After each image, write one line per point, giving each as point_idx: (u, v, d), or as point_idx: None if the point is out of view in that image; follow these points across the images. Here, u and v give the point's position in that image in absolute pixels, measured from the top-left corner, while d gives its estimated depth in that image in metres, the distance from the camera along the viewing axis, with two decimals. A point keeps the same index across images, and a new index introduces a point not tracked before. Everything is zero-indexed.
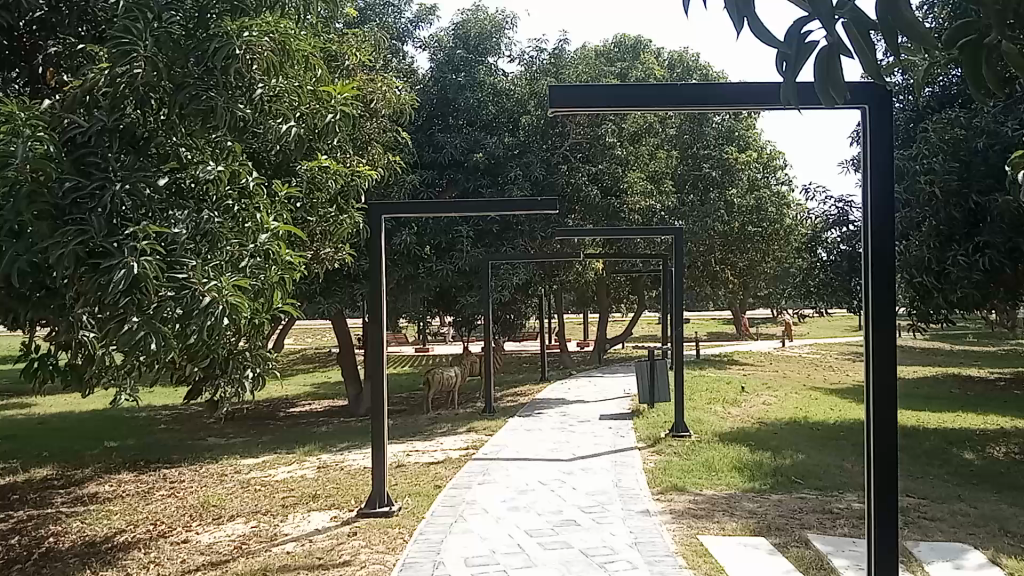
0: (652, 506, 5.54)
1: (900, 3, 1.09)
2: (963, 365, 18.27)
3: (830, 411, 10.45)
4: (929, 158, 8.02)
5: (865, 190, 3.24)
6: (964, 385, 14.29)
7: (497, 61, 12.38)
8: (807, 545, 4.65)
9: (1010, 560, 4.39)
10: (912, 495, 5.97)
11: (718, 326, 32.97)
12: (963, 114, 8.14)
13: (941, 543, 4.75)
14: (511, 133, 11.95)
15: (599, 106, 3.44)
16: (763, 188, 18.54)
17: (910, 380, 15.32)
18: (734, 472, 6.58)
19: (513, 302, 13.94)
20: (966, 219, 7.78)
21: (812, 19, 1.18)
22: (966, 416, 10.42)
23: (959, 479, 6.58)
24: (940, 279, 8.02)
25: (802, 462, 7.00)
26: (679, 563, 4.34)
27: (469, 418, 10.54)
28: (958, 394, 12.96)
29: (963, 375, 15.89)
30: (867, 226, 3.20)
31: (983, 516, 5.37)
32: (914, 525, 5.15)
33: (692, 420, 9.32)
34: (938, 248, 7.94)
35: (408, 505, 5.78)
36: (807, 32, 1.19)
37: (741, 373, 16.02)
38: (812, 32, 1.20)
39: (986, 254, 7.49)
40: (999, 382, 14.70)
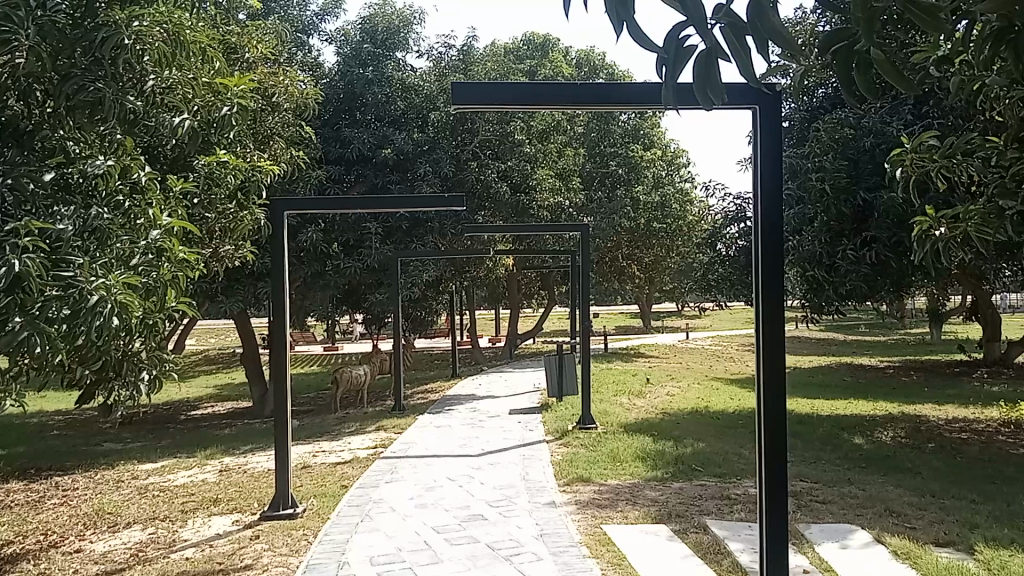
0: (558, 497, 5.63)
1: (769, 12, 1.13)
2: (856, 353, 19.15)
3: (729, 400, 10.82)
4: (820, 157, 8.40)
5: (756, 190, 3.34)
6: (855, 373, 15.00)
7: (405, 56, 12.25)
8: (705, 530, 4.81)
9: (891, 538, 4.64)
10: (805, 479, 6.25)
11: (626, 321, 33.65)
12: (852, 114, 8.50)
13: (830, 524, 4.98)
14: (420, 129, 11.90)
15: (496, 103, 3.46)
16: (667, 185, 18.94)
17: (806, 369, 15.93)
18: (638, 461, 6.74)
19: (423, 300, 13.87)
20: (854, 214, 8.16)
21: (689, 24, 1.19)
22: (857, 402, 10.93)
23: (848, 463, 6.92)
24: (831, 272, 8.37)
25: (703, 450, 7.22)
26: (582, 552, 4.41)
27: (378, 417, 10.47)
28: (849, 382, 13.62)
29: (855, 364, 16.64)
30: (757, 224, 3.31)
31: (869, 497, 5.66)
32: (807, 508, 5.38)
33: (599, 412, 9.48)
34: (829, 242, 8.28)
35: (313, 506, 5.70)
36: (685, 36, 1.21)
37: (647, 365, 16.37)
38: (691, 36, 1.21)
39: (874, 248, 7.89)
40: (887, 370, 15.49)
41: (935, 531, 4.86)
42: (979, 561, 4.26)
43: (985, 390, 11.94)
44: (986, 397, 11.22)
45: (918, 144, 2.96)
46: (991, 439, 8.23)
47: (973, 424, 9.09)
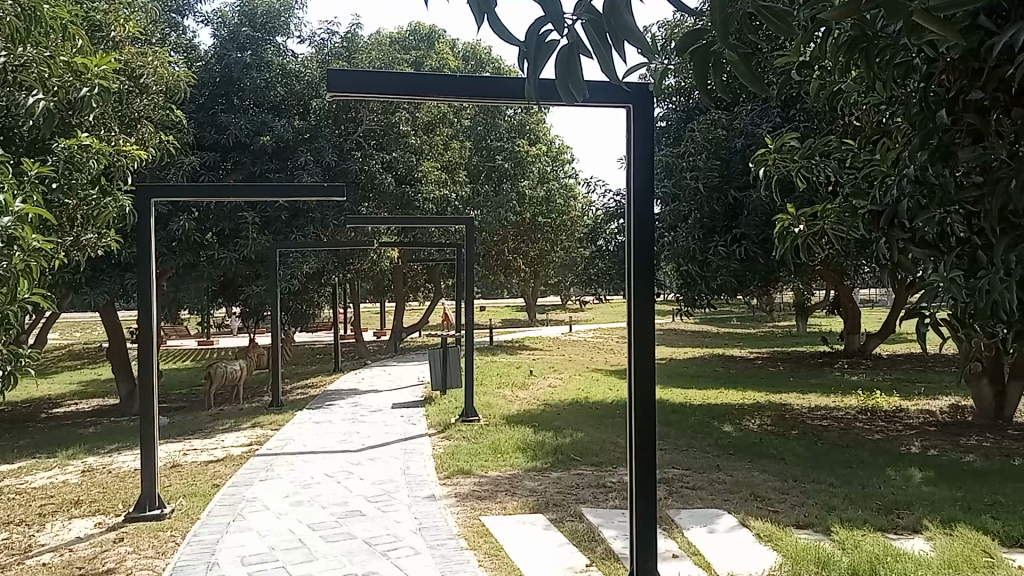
0: (438, 490, 5.63)
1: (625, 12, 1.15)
2: (727, 345, 19.98)
3: (608, 391, 11.09)
4: (694, 157, 8.75)
5: (628, 186, 3.42)
6: (727, 364, 15.63)
7: (286, 41, 11.92)
8: (580, 518, 4.92)
9: (755, 521, 4.87)
10: (677, 466, 6.48)
11: (513, 315, 33.91)
12: (724, 116, 8.88)
13: (699, 509, 5.17)
14: (301, 116, 11.60)
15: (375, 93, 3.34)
16: (552, 180, 19.15)
17: (682, 361, 16.48)
18: (518, 452, 6.82)
19: (304, 292, 13.56)
20: (726, 212, 8.51)
21: (549, 21, 1.20)
22: (728, 392, 11.41)
23: (718, 450, 7.22)
24: (703, 267, 8.72)
25: (581, 440, 7.38)
26: (459, 545, 4.43)
27: (254, 413, 10.18)
28: (721, 372, 14.20)
29: (727, 356, 17.35)
30: (631, 219, 3.39)
31: (736, 482, 5.93)
32: (678, 494, 5.58)
33: (481, 405, 9.53)
34: (702, 238, 8.61)
35: (182, 507, 5.48)
36: (545, 33, 1.22)
37: (531, 357, 16.56)
38: (551, 33, 1.22)
39: (742, 244, 8.25)
40: (756, 360, 16.23)
41: (796, 513, 5.13)
42: (835, 541, 4.53)
43: (845, 379, 12.68)
44: (845, 385, 11.94)
45: (779, 146, 3.13)
46: (848, 425, 8.76)
47: (833, 411, 9.66)
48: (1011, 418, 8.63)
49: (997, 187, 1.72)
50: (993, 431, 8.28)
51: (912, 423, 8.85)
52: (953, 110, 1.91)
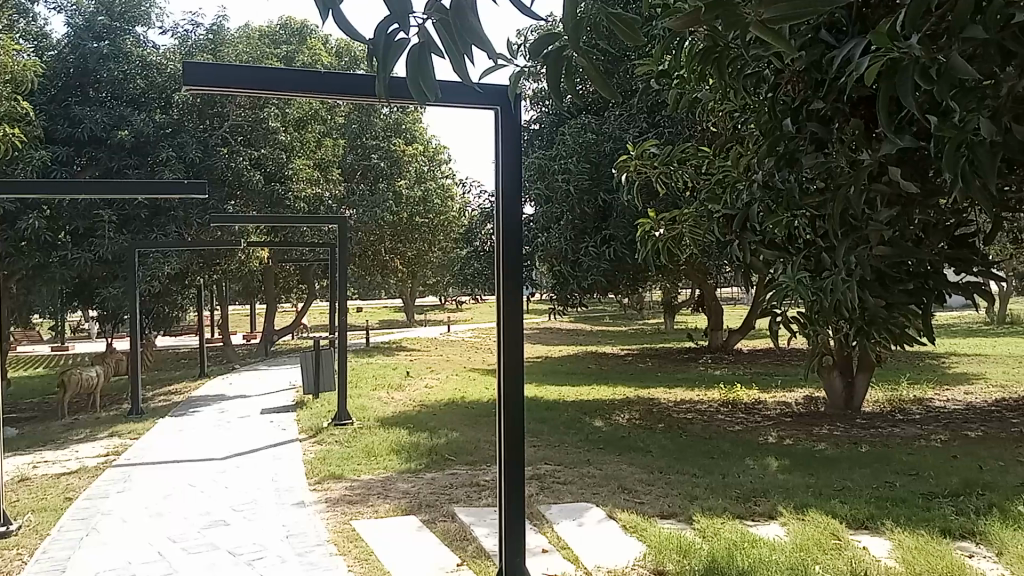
0: (307, 496, 5.51)
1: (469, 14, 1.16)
2: (599, 343, 20.48)
3: (483, 390, 11.14)
4: (565, 159, 8.93)
5: (496, 186, 3.44)
6: (599, 361, 16.04)
7: (147, 32, 11.36)
8: (453, 518, 4.93)
9: (622, 513, 5.02)
10: (549, 463, 6.59)
11: (389, 314, 33.57)
12: (594, 120, 9.11)
13: (569, 504, 5.28)
14: (163, 110, 11.08)
15: (234, 87, 3.18)
16: (428, 180, 19.05)
17: (556, 359, 16.78)
18: (392, 455, 6.76)
19: (168, 294, 12.96)
20: (596, 214, 8.75)
21: (395, 20, 1.20)
22: (599, 388, 11.69)
23: (589, 445, 7.39)
24: (575, 267, 8.93)
25: (455, 440, 7.39)
26: (328, 551, 4.36)
27: (112, 422, 9.65)
28: (593, 369, 14.54)
29: (599, 353, 17.79)
30: (500, 219, 3.41)
31: (605, 476, 6.09)
32: (549, 490, 5.67)
33: (355, 407, 9.39)
34: (573, 239, 8.83)
35: (29, 523, 5.13)
36: (393, 32, 1.21)
37: (407, 358, 16.45)
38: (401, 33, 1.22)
39: (612, 245, 8.50)
40: (627, 357, 16.71)
41: (660, 504, 5.32)
42: (696, 530, 4.73)
43: (709, 374, 13.22)
44: (709, 379, 12.48)
45: (641, 150, 3.22)
46: (711, 418, 9.14)
47: (697, 405, 10.05)
48: (858, 408, 9.23)
49: (838, 193, 1.86)
50: (842, 420, 8.85)
51: (769, 414, 9.34)
52: (798, 119, 2.04)
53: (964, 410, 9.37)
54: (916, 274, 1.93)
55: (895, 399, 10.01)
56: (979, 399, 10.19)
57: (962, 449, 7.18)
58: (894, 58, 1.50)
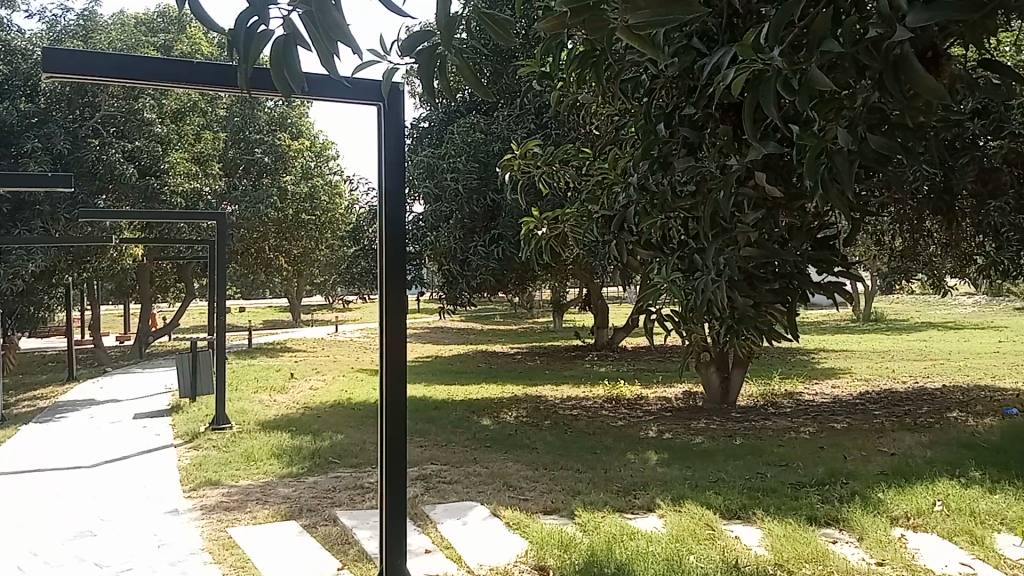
0: (182, 504, 5.30)
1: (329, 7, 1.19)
2: (489, 342, 20.58)
3: (370, 390, 11.02)
4: (453, 158, 8.94)
5: (380, 185, 3.39)
6: (488, 360, 16.11)
7: (12, 15, 11.00)
8: (334, 521, 4.86)
9: (506, 510, 5.06)
10: (435, 462, 6.58)
11: (275, 314, 32.76)
12: (482, 119, 9.10)
13: (454, 503, 5.28)
14: (27, 98, 10.43)
15: (100, 76, 2.95)
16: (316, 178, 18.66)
17: (445, 358, 16.75)
18: (273, 459, 6.60)
19: (32, 293, 12.22)
20: (484, 214, 8.83)
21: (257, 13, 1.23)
22: (488, 386, 11.76)
23: (476, 444, 7.42)
24: (463, 266, 8.98)
25: (340, 442, 7.27)
26: (203, 559, 4.22)
27: None
28: (482, 368, 14.61)
29: (488, 352, 17.88)
30: (383, 218, 3.36)
31: (490, 474, 6.12)
32: (434, 490, 5.66)
33: (236, 411, 9.10)
34: (462, 238, 8.87)
35: None
36: (256, 24, 1.25)
37: (292, 359, 16.07)
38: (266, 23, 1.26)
39: (501, 245, 8.66)
40: (516, 356, 16.85)
41: (544, 500, 5.39)
42: (577, 524, 4.81)
43: (595, 371, 13.49)
44: (595, 376, 12.74)
45: (525, 150, 3.23)
46: (596, 414, 9.33)
47: (583, 401, 10.25)
48: (733, 402, 9.61)
49: (709, 196, 1.93)
50: (718, 415, 9.20)
51: (651, 409, 9.62)
52: (671, 124, 2.11)
53: (830, 403, 9.90)
54: (784, 273, 2.02)
55: (768, 394, 10.49)
56: (843, 392, 10.79)
57: (829, 440, 7.58)
58: (761, 70, 1.57)
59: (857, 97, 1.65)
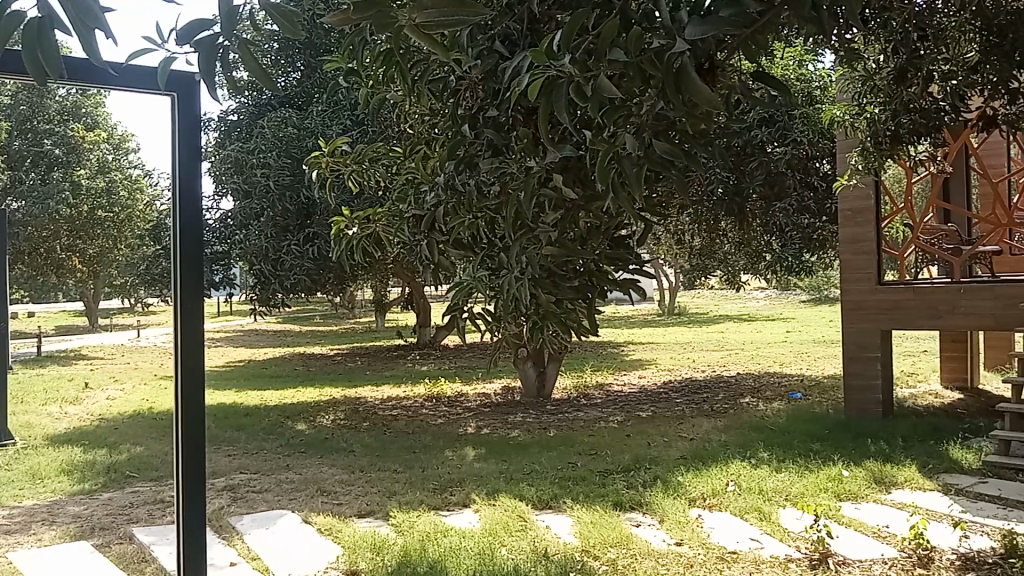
0: None
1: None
2: (307, 343, 20.05)
3: None
4: (263, 153, 8.67)
5: (175, 182, 3.24)
6: (306, 362, 15.70)
7: None
8: None
9: (318, 516, 4.95)
10: (245, 471, 6.33)
11: None
12: (295, 114, 8.90)
13: (262, 512, 5.10)
14: None
15: None
16: None
17: (260, 361, 16.16)
18: (62, 476, 6.10)
19: None
20: (298, 212, 8.64)
21: None
22: (304, 389, 11.44)
23: (289, 449, 7.20)
24: (275, 266, 8.73)
25: (139, 455, 6.84)
26: None
27: None
28: (299, 371, 14.22)
29: (306, 353, 17.41)
30: (179, 216, 3.22)
31: (303, 480, 5.96)
32: (242, 499, 5.44)
33: None
34: (274, 236, 8.63)
35: None
36: None
37: None
38: None
39: (316, 243, 8.58)
40: (335, 356, 16.52)
41: (358, 503, 5.31)
42: (391, 525, 4.78)
43: (415, 370, 13.47)
44: (415, 375, 12.72)
45: (332, 149, 3.16)
46: (415, 413, 9.33)
47: (402, 401, 10.20)
48: (549, 395, 9.93)
49: (511, 197, 1.96)
50: (535, 409, 9.46)
51: (470, 406, 9.73)
52: (475, 125, 2.12)
53: (637, 393, 10.43)
54: (582, 272, 2.09)
55: (581, 386, 10.89)
56: (650, 382, 11.40)
57: (636, 429, 7.97)
58: (552, 77, 1.61)
59: (644, 104, 1.73)
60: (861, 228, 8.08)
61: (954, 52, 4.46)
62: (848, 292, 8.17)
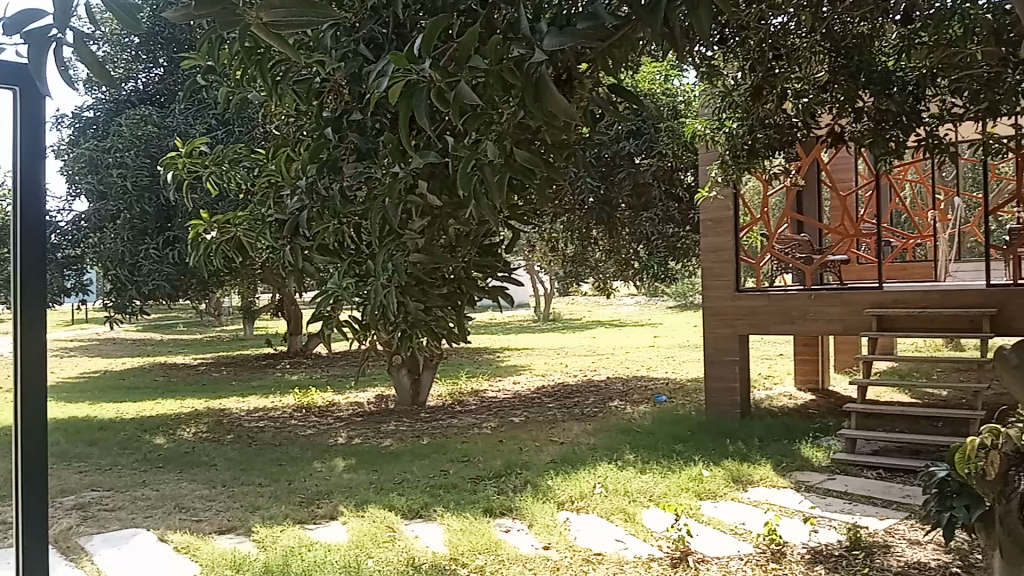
0: None
1: None
2: (170, 352, 19.18)
3: None
4: (120, 152, 8.30)
5: (15, 183, 3.05)
6: (168, 372, 15.02)
7: None
8: None
9: (175, 534, 4.73)
10: (97, 488, 5.99)
11: None
12: (156, 112, 8.74)
13: (115, 532, 4.84)
14: None
15: None
16: None
17: (117, 372, 15.34)
18: None
19: None
20: (158, 215, 8.30)
21: None
22: (165, 401, 10.94)
23: (147, 464, 6.87)
24: (133, 271, 8.33)
25: None
26: None
27: None
28: (160, 381, 13.58)
29: (168, 363, 16.65)
30: (19, 219, 3.04)
31: (160, 497, 5.70)
32: (93, 519, 5.15)
33: None
34: (132, 240, 8.26)
35: None
36: None
37: None
38: None
39: (177, 247, 8.24)
40: (200, 366, 15.87)
41: (219, 519, 5.12)
42: (254, 541, 4.63)
43: (285, 379, 13.11)
44: (285, 385, 12.39)
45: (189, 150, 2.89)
46: (283, 423, 9.08)
47: (270, 411, 9.91)
48: (424, 403, 9.89)
49: (376, 203, 1.84)
50: (408, 416, 9.39)
51: (341, 415, 9.56)
52: (339, 127, 1.95)
53: (511, 399, 10.52)
54: (450, 280, 2.04)
55: (456, 393, 10.89)
56: (523, 388, 11.52)
57: (508, 434, 8.03)
58: (413, 81, 1.56)
59: (506, 112, 1.72)
60: (720, 237, 8.44)
61: (807, 72, 4.65)
62: (708, 299, 8.52)
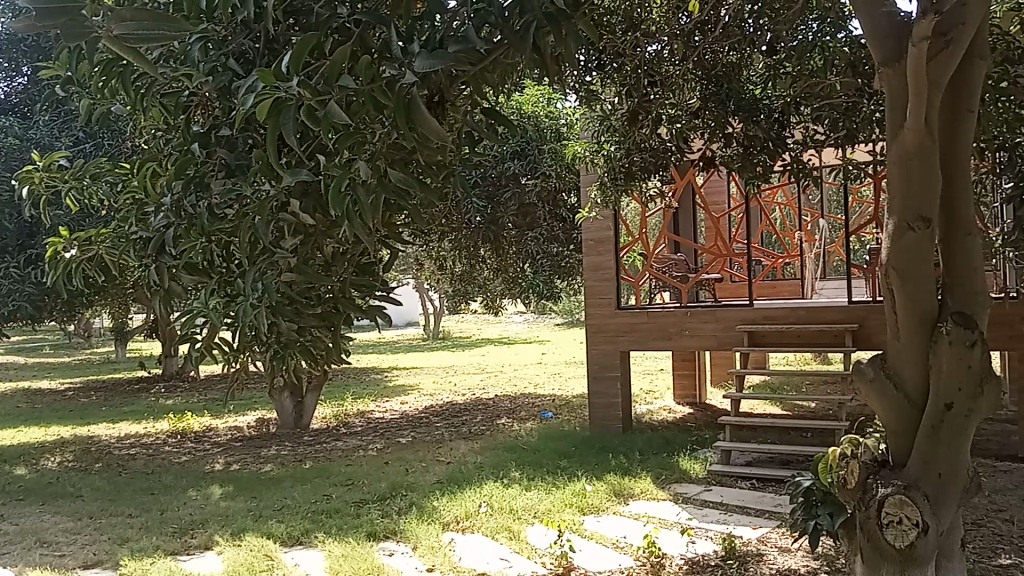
0: None
1: None
2: (34, 378, 18.04)
3: None
4: None
5: None
6: (30, 398, 14.13)
7: None
8: None
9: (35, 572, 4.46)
10: None
11: None
12: (17, 123, 8.52)
13: None
14: None
15: None
16: None
17: None
18: None
19: None
20: (19, 232, 7.92)
21: None
22: (26, 430, 10.29)
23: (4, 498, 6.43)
24: None
25: None
26: None
27: None
28: (22, 408, 12.76)
29: (31, 389, 15.68)
30: None
31: (19, 532, 5.35)
32: None
33: None
34: None
35: None
36: None
37: None
38: None
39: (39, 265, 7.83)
40: (66, 392, 15.01)
41: (84, 553, 4.86)
42: None
43: (160, 404, 12.56)
44: (159, 410, 11.86)
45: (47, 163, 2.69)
46: (157, 450, 8.70)
47: (142, 438, 9.47)
48: (308, 425, 9.68)
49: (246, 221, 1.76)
50: (291, 440, 9.16)
51: (219, 440, 9.24)
52: (207, 143, 1.87)
53: (398, 419, 10.41)
54: (326, 299, 1.95)
55: (341, 415, 10.70)
56: (410, 407, 11.43)
57: (393, 455, 7.95)
58: (281, 98, 1.52)
59: (379, 131, 1.70)
60: (602, 256, 8.65)
61: (680, 98, 5.31)
62: (591, 316, 8.69)
